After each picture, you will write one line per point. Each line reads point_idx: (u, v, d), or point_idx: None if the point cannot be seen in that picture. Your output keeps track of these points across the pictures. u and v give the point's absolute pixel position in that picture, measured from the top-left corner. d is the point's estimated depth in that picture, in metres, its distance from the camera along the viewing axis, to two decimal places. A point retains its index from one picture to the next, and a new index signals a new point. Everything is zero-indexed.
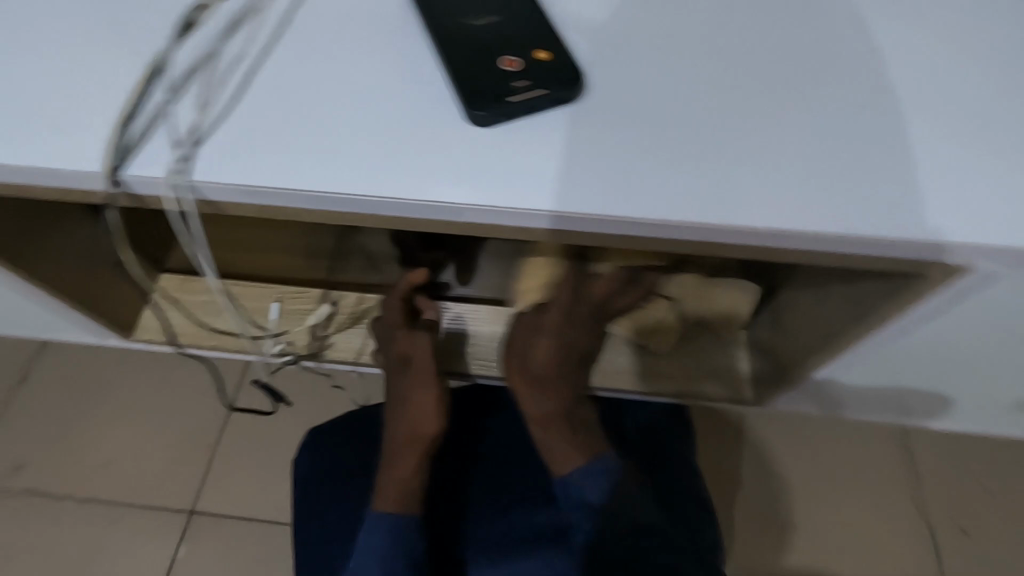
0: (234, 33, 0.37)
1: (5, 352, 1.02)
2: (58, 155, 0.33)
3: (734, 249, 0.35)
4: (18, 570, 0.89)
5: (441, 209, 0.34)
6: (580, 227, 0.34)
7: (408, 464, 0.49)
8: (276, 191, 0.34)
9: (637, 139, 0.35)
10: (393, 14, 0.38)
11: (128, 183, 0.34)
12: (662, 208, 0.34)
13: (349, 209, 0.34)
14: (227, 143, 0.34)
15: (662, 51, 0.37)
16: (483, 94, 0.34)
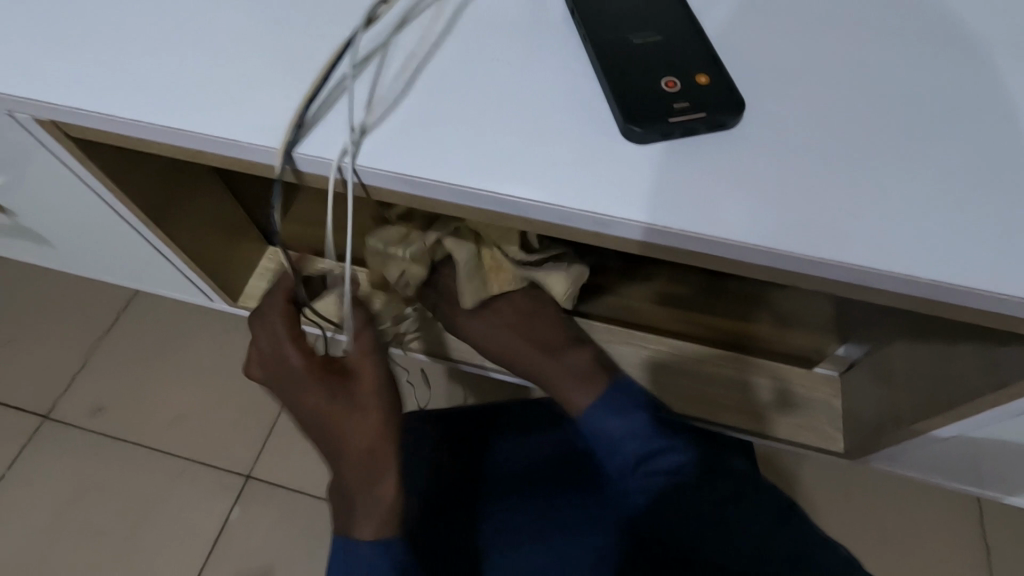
0: (404, 28, 0.39)
1: (100, 300, 1.10)
2: (237, 128, 0.36)
3: (875, 293, 0.34)
4: (88, 506, 0.95)
5: (569, 215, 0.34)
6: (710, 250, 0.34)
7: (369, 479, 0.39)
8: (425, 182, 0.35)
9: (777, 168, 0.34)
10: (550, 24, 0.39)
11: (299, 159, 0.36)
12: (789, 239, 0.33)
13: (496, 209, 0.35)
14: (389, 131, 0.36)
15: (818, 83, 0.37)
16: (638, 112, 0.35)
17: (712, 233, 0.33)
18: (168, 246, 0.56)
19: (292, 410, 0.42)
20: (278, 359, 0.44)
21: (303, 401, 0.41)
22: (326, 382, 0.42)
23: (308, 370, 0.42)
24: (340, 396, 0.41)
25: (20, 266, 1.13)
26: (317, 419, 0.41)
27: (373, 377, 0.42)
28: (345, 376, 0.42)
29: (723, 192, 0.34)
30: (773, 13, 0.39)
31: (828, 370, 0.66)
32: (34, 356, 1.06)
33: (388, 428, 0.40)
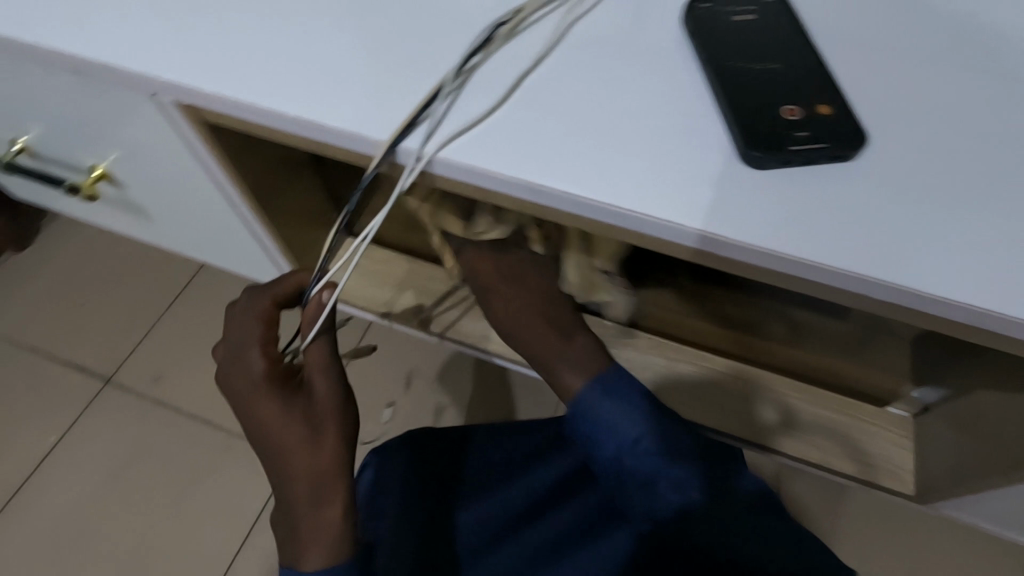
0: (531, 41, 0.41)
1: (169, 272, 1.16)
2: (357, 121, 0.39)
3: (973, 330, 0.34)
4: (141, 468, 1.00)
5: (634, 219, 0.36)
6: (817, 277, 0.35)
7: (317, 507, 0.42)
8: (496, 175, 0.37)
9: (868, 193, 0.35)
10: (666, 45, 0.41)
11: (401, 151, 0.39)
12: (850, 259, 0.34)
13: (564, 206, 0.37)
14: (483, 130, 0.38)
15: (932, 117, 0.37)
16: (760, 136, 0.36)
17: (823, 260, 0.34)
18: (265, 229, 0.59)
19: (245, 420, 0.45)
20: (236, 364, 0.46)
21: (259, 413, 0.44)
22: (281, 396, 0.45)
23: (266, 380, 0.45)
24: (294, 415, 0.44)
25: (100, 236, 1.20)
26: (272, 436, 0.43)
27: (327, 401, 0.46)
28: (303, 394, 0.45)
29: (838, 222, 0.34)
30: (887, 47, 0.40)
31: (900, 410, 0.62)
32: (105, 322, 1.12)
33: (338, 457, 0.44)
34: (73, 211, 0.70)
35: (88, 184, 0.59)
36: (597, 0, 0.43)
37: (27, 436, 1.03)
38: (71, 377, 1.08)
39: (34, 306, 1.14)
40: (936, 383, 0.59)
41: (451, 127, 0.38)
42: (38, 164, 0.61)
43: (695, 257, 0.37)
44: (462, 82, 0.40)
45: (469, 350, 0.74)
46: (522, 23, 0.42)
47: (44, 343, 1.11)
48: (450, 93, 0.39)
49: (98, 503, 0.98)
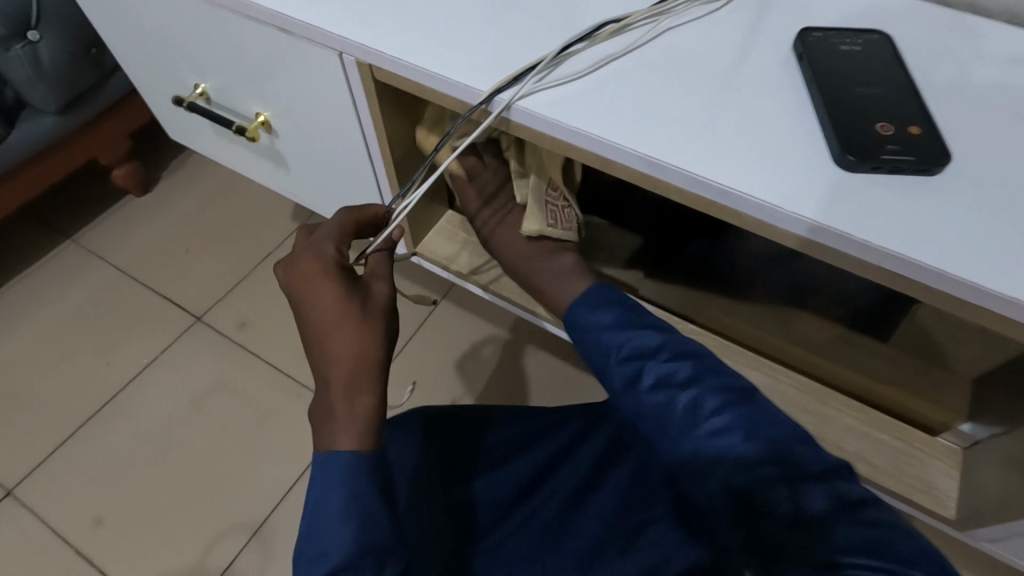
0: (654, 47, 0.50)
1: (264, 234, 1.29)
2: (487, 82, 0.48)
3: (1002, 319, 0.39)
4: (216, 401, 1.10)
5: (698, 182, 0.43)
6: (886, 264, 0.40)
7: (354, 394, 0.47)
8: (584, 134, 0.46)
9: (906, 192, 0.41)
10: (764, 64, 0.49)
11: (494, 102, 0.48)
12: (897, 242, 0.40)
13: (640, 166, 0.45)
14: (577, 98, 0.47)
15: (981, 146, 0.44)
16: (855, 145, 0.42)
17: (898, 249, 0.39)
18: (390, 184, 0.67)
19: (303, 303, 0.51)
20: (306, 256, 0.53)
21: (322, 297, 0.51)
22: (343, 287, 0.52)
23: (334, 271, 0.52)
24: (353, 304, 0.51)
25: (212, 192, 1.34)
26: (330, 317, 0.50)
27: (380, 304, 0.53)
28: (361, 291, 0.53)
29: (908, 220, 0.40)
30: (945, 88, 0.47)
31: (950, 442, 0.63)
32: (205, 268, 1.25)
33: (380, 351, 0.50)
34: (224, 155, 0.81)
35: (253, 128, 0.69)
36: (704, 22, 0.52)
37: (124, 356, 1.15)
38: (167, 312, 1.20)
39: (148, 245, 1.28)
40: (976, 412, 0.62)
41: (537, 90, 0.47)
42: (211, 108, 0.73)
43: (779, 238, 0.43)
44: (560, 56, 0.49)
45: (517, 309, 0.75)
46: (628, 27, 0.51)
47: (149, 280, 1.23)
48: (544, 66, 0.48)
49: (175, 427, 1.08)
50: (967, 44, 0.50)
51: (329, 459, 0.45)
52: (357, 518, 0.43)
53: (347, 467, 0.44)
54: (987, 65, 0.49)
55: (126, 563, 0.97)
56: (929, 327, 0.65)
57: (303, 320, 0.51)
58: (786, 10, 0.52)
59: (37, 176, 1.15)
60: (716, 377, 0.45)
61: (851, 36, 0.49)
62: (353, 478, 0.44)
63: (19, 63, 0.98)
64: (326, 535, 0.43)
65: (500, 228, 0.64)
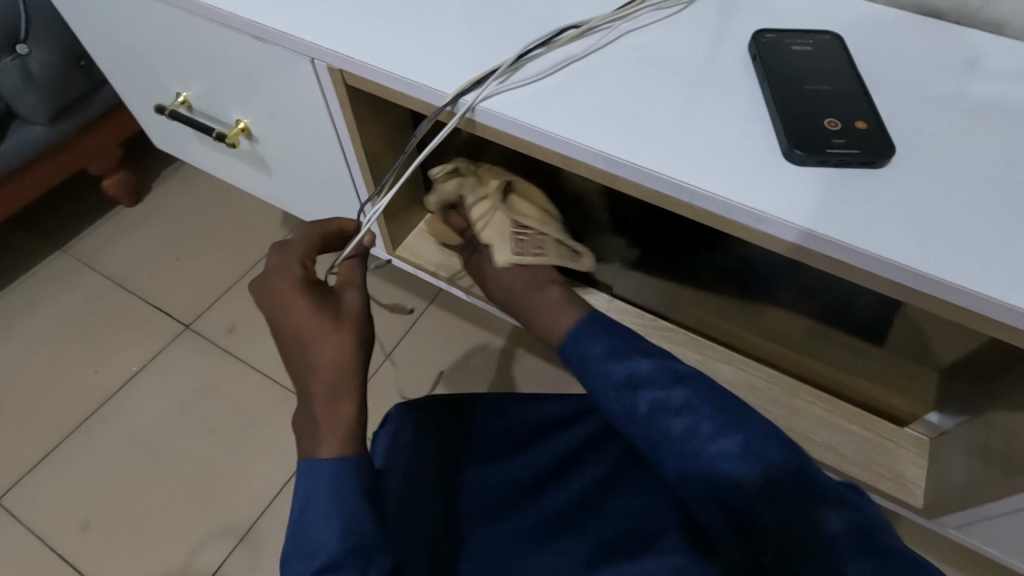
0: (614, 49, 0.52)
1: (253, 241, 1.30)
2: (452, 85, 0.50)
3: (945, 304, 0.41)
4: (204, 406, 1.11)
5: (655, 178, 0.45)
6: (836, 254, 0.42)
7: (335, 401, 0.49)
8: (545, 133, 0.47)
9: (859, 186, 0.43)
10: (721, 64, 0.50)
11: (459, 105, 0.49)
12: (856, 237, 0.41)
13: (599, 163, 0.46)
14: (538, 98, 0.49)
15: (925, 140, 0.46)
16: (804, 140, 0.44)
17: (847, 240, 0.41)
18: (367, 188, 0.68)
19: (278, 319, 0.52)
20: (277, 274, 0.55)
21: (294, 311, 0.52)
22: (314, 298, 0.53)
23: (304, 285, 0.54)
24: (325, 313, 0.52)
25: (201, 200, 1.36)
26: (304, 329, 0.51)
27: (354, 311, 0.54)
28: (333, 300, 0.54)
29: (857, 213, 0.42)
30: (892, 86, 0.49)
31: (916, 432, 0.65)
32: (194, 275, 1.26)
33: (357, 354, 0.51)
34: (208, 161, 0.83)
35: (233, 134, 0.71)
36: (663, 25, 0.53)
37: (113, 363, 1.16)
38: (156, 319, 1.21)
39: (137, 253, 1.29)
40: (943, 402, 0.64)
41: (499, 92, 0.49)
42: (194, 115, 0.74)
43: (734, 230, 0.45)
44: (522, 59, 0.51)
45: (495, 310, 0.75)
46: (589, 30, 0.53)
47: (138, 288, 1.25)
48: (506, 69, 0.50)
49: (164, 432, 1.08)
50: (913, 44, 0.52)
51: (315, 467, 0.46)
52: (341, 516, 0.44)
53: (331, 469, 0.45)
54: (937, 64, 0.51)
55: (113, 568, 0.97)
56: (922, 326, 0.60)
57: (280, 338, 0.52)
58: (745, 13, 0.54)
59: (26, 185, 1.16)
60: (707, 400, 0.45)
61: (804, 37, 0.51)
62: (336, 479, 0.45)
63: (9, 75, 1.00)
64: (311, 533, 0.43)
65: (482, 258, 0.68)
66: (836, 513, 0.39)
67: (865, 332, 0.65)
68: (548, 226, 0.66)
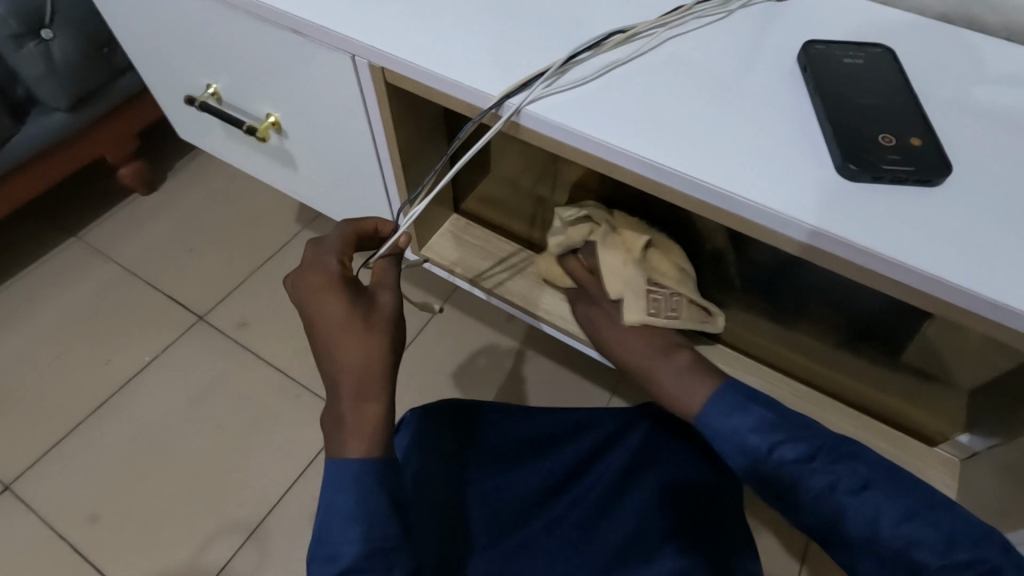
0: (661, 56, 0.51)
1: (267, 234, 1.30)
2: (495, 86, 0.49)
3: (999, 326, 0.40)
4: (215, 398, 1.11)
5: (702, 188, 0.44)
6: (885, 271, 0.41)
7: (362, 401, 0.48)
8: (591, 139, 0.46)
9: (909, 203, 0.42)
10: (770, 74, 0.50)
11: (503, 107, 0.48)
12: (903, 253, 0.40)
13: (645, 170, 0.46)
14: (583, 104, 0.48)
15: (979, 158, 0.45)
16: (857, 154, 0.43)
17: (897, 257, 0.40)
18: (397, 187, 0.68)
19: (311, 314, 0.52)
20: (312, 269, 0.54)
21: (327, 308, 0.51)
22: (348, 297, 0.52)
23: (339, 283, 0.53)
24: (358, 313, 0.51)
25: (217, 192, 1.36)
26: (337, 327, 0.50)
27: (387, 312, 0.53)
28: (367, 300, 0.53)
29: (908, 229, 0.41)
30: (945, 101, 0.48)
31: (945, 452, 0.64)
32: (208, 267, 1.25)
33: (388, 357, 0.50)
34: (232, 155, 0.82)
35: (262, 128, 0.70)
36: (710, 33, 0.53)
37: (125, 353, 1.15)
38: (169, 310, 1.20)
39: (152, 243, 1.29)
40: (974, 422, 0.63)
41: (544, 96, 0.48)
42: (222, 108, 0.74)
43: (780, 243, 0.44)
44: (568, 62, 0.50)
45: (519, 313, 0.75)
46: (635, 36, 0.52)
47: (152, 278, 1.24)
48: (553, 73, 0.49)
49: (175, 424, 1.08)
50: (964, 59, 0.51)
51: (339, 465, 0.45)
52: (363, 518, 0.43)
53: (355, 471, 0.45)
54: (984, 79, 0.50)
55: (121, 560, 0.97)
56: (936, 343, 0.61)
57: (311, 332, 0.52)
58: (788, 23, 0.53)
59: (44, 171, 1.16)
60: (761, 407, 0.44)
61: (854, 49, 0.50)
62: (359, 482, 0.44)
63: (32, 60, 1.00)
64: (333, 533, 0.43)
65: (596, 308, 0.64)
66: (890, 507, 0.38)
67: (882, 342, 0.65)
68: (685, 288, 0.64)
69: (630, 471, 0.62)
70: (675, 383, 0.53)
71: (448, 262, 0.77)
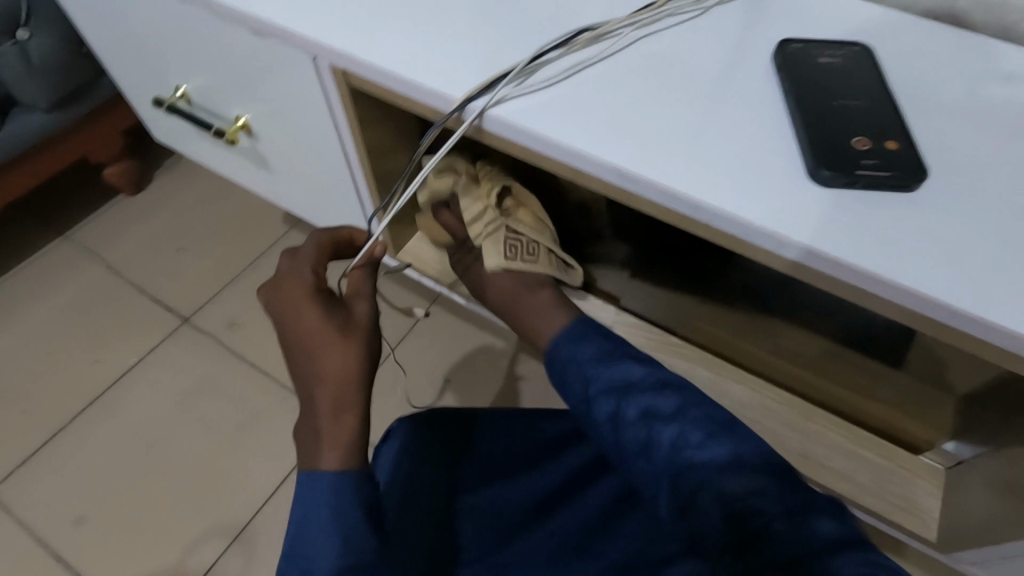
0: (632, 56, 0.49)
1: (253, 235, 1.28)
2: (460, 89, 0.48)
3: (979, 340, 0.38)
4: (200, 402, 1.09)
5: (671, 196, 0.43)
6: (860, 284, 0.40)
7: (338, 413, 0.46)
8: (556, 145, 0.45)
9: (884, 209, 0.41)
10: (744, 75, 0.48)
11: (467, 111, 0.47)
12: (878, 263, 0.39)
13: (613, 177, 0.44)
14: (549, 107, 0.46)
15: (961, 163, 0.43)
16: (830, 159, 0.42)
17: (873, 270, 0.39)
18: (370, 192, 0.66)
19: (285, 326, 0.50)
20: (287, 280, 0.53)
21: (301, 318, 0.50)
22: (323, 307, 0.51)
23: (314, 293, 0.52)
24: (333, 323, 0.50)
25: (204, 192, 1.34)
26: (311, 337, 0.49)
27: (363, 322, 0.52)
28: (343, 309, 0.52)
29: (885, 238, 0.40)
30: (928, 102, 0.46)
31: (931, 460, 0.63)
32: (194, 268, 1.24)
33: (364, 367, 0.49)
34: (208, 157, 0.81)
35: (233, 130, 0.68)
36: (685, 31, 0.51)
37: (111, 356, 1.14)
38: (154, 312, 1.19)
39: (138, 244, 1.27)
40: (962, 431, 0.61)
41: (509, 99, 0.46)
42: (193, 109, 0.72)
43: (753, 252, 0.43)
44: (535, 64, 0.48)
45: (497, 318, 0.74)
46: (606, 34, 0.50)
47: (138, 279, 1.23)
48: (518, 74, 0.47)
49: (160, 428, 1.07)
50: (950, 58, 0.49)
51: (315, 481, 0.44)
52: (340, 535, 0.42)
53: (330, 487, 0.43)
54: (970, 79, 0.48)
55: (105, 566, 0.96)
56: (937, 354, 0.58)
57: (285, 344, 0.50)
58: (767, 21, 0.52)
59: (26, 172, 1.14)
60: (701, 410, 0.43)
61: (832, 48, 0.48)
62: (337, 496, 0.43)
63: (10, 60, 0.98)
64: (310, 548, 0.42)
65: (474, 262, 0.64)
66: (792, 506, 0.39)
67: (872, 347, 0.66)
68: (544, 237, 0.62)
69: (621, 499, 0.59)
70: (551, 329, 0.55)
71: (426, 266, 0.76)
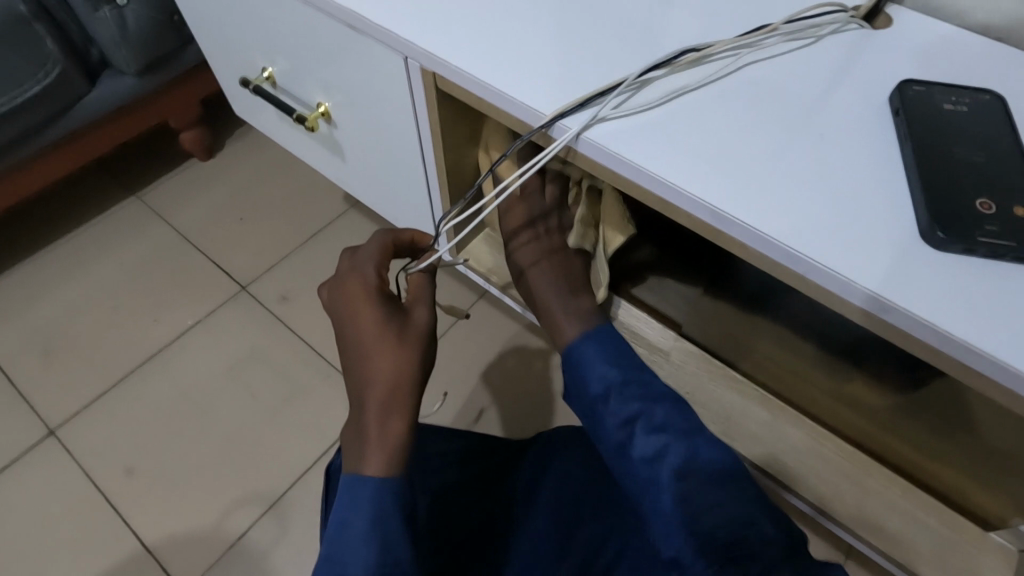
0: (738, 82, 0.47)
1: (314, 208, 1.31)
2: (551, 104, 0.46)
3: None
4: (250, 368, 1.13)
5: (762, 240, 0.40)
6: (953, 351, 0.37)
7: (386, 416, 0.47)
8: (646, 171, 0.43)
9: (982, 274, 0.38)
10: (857, 115, 0.45)
11: (556, 128, 0.46)
12: (965, 328, 0.36)
13: (704, 213, 0.42)
14: (641, 132, 0.44)
15: None
16: (948, 220, 0.38)
17: (964, 336, 0.36)
18: (440, 188, 0.66)
19: (345, 325, 0.51)
20: (348, 277, 0.53)
21: (362, 320, 0.50)
22: (382, 309, 0.51)
23: (375, 294, 0.52)
24: (391, 327, 0.50)
25: (272, 164, 1.38)
26: (368, 341, 0.49)
27: (421, 329, 0.52)
28: (403, 314, 0.52)
29: (973, 299, 0.37)
30: None
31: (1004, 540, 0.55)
32: (258, 237, 1.28)
33: (415, 372, 0.49)
34: (284, 139, 0.82)
35: (314, 117, 0.69)
36: (796, 60, 0.48)
37: (171, 314, 1.19)
38: (217, 277, 1.23)
39: (207, 209, 1.32)
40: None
41: (600, 120, 0.45)
42: (276, 92, 0.74)
43: (847, 310, 0.40)
44: (632, 86, 0.46)
45: None
46: (709, 57, 0.48)
47: (204, 243, 1.27)
48: (614, 96, 0.46)
49: (211, 390, 1.11)
50: None
51: (358, 483, 0.45)
52: (377, 542, 0.43)
53: (372, 491, 0.44)
54: None
55: (151, 514, 1.01)
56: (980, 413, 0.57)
57: (345, 343, 0.51)
58: (880, 54, 0.48)
59: (110, 132, 1.19)
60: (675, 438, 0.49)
61: (958, 93, 0.45)
62: (376, 505, 0.44)
63: (107, 25, 1.02)
64: (345, 554, 0.43)
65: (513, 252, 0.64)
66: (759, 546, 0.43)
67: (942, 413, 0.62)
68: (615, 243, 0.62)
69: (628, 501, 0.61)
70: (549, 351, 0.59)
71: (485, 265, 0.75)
